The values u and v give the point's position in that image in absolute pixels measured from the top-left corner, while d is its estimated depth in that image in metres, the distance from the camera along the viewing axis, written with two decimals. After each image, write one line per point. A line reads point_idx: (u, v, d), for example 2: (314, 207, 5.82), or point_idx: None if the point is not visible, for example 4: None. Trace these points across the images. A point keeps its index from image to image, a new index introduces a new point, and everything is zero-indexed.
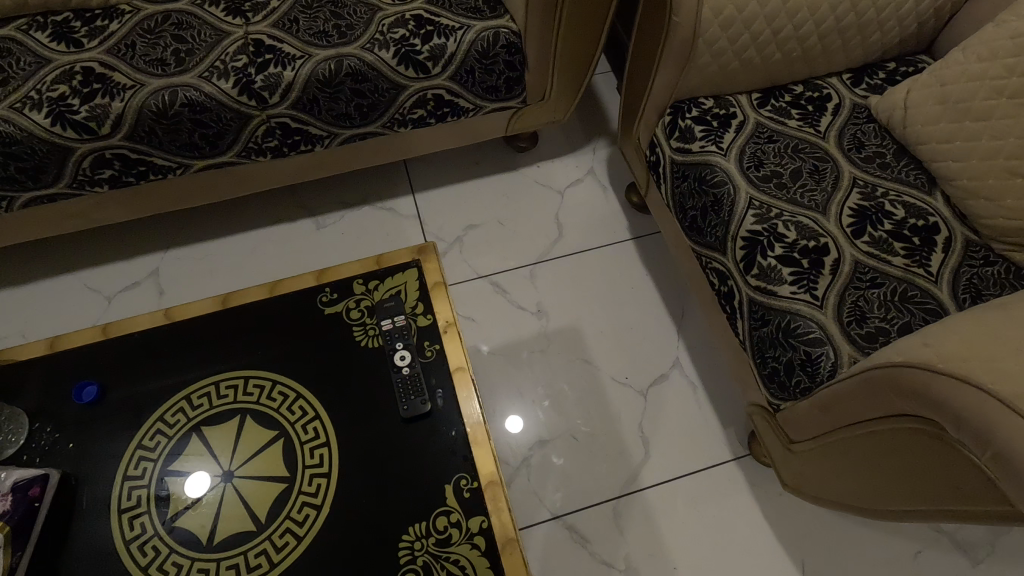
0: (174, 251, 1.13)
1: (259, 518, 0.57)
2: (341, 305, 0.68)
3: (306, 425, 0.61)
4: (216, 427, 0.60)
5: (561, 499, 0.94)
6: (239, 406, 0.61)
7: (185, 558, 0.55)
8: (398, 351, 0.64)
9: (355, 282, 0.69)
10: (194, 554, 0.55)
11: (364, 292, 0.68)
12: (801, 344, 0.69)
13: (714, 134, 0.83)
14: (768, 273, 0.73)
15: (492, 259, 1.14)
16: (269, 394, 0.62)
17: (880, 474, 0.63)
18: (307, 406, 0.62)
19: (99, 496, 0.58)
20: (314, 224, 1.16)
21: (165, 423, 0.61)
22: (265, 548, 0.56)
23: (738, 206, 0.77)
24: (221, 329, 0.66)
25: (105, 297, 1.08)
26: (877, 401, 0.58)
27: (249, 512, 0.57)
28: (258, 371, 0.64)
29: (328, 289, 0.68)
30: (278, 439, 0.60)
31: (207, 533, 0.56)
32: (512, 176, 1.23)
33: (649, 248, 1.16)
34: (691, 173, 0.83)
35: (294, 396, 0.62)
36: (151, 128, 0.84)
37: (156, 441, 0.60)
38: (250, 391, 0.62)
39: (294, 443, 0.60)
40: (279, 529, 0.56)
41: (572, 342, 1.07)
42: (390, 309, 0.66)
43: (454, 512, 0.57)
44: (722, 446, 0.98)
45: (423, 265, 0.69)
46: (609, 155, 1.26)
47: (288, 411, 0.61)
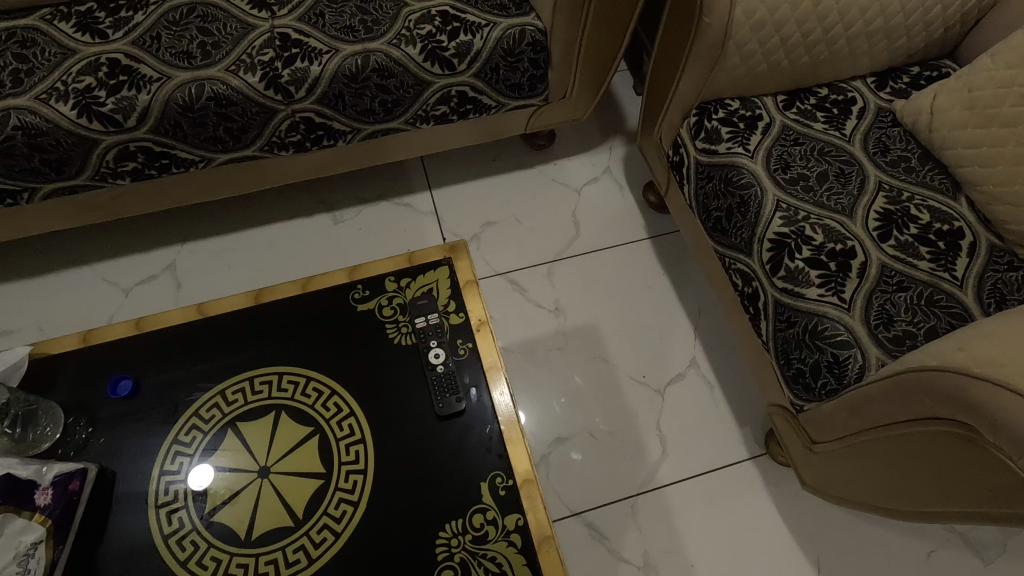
0: (191, 244, 1.12)
1: (297, 514, 0.57)
2: (374, 301, 0.68)
3: (342, 422, 0.61)
4: (252, 423, 0.61)
5: (579, 496, 0.95)
6: (274, 402, 0.62)
7: (224, 553, 0.55)
8: (433, 349, 0.64)
9: (387, 280, 0.69)
10: (233, 549, 0.56)
11: (396, 289, 0.68)
12: (828, 347, 0.70)
13: (741, 135, 0.83)
14: (795, 275, 0.74)
15: (510, 256, 1.14)
16: (304, 391, 0.62)
17: (906, 476, 0.63)
18: (342, 403, 0.62)
19: (136, 489, 0.58)
20: (332, 219, 1.16)
21: (201, 417, 0.61)
22: (304, 544, 0.56)
23: (765, 208, 0.78)
24: (254, 325, 0.66)
25: (122, 290, 1.08)
26: (908, 404, 0.59)
27: (286, 508, 0.57)
28: (292, 367, 0.64)
29: (361, 286, 0.69)
30: (315, 435, 0.60)
31: (244, 529, 0.56)
32: (529, 173, 1.23)
33: (666, 247, 1.16)
34: (717, 174, 0.83)
35: (329, 392, 0.63)
36: (176, 122, 0.84)
37: (191, 436, 0.60)
38: (285, 387, 0.62)
39: (330, 439, 0.60)
40: (316, 525, 0.57)
41: (590, 341, 1.07)
42: (423, 307, 0.67)
43: (490, 510, 0.58)
44: (738, 446, 0.99)
45: (455, 263, 0.69)
46: (626, 154, 1.26)
47: (323, 408, 0.62)
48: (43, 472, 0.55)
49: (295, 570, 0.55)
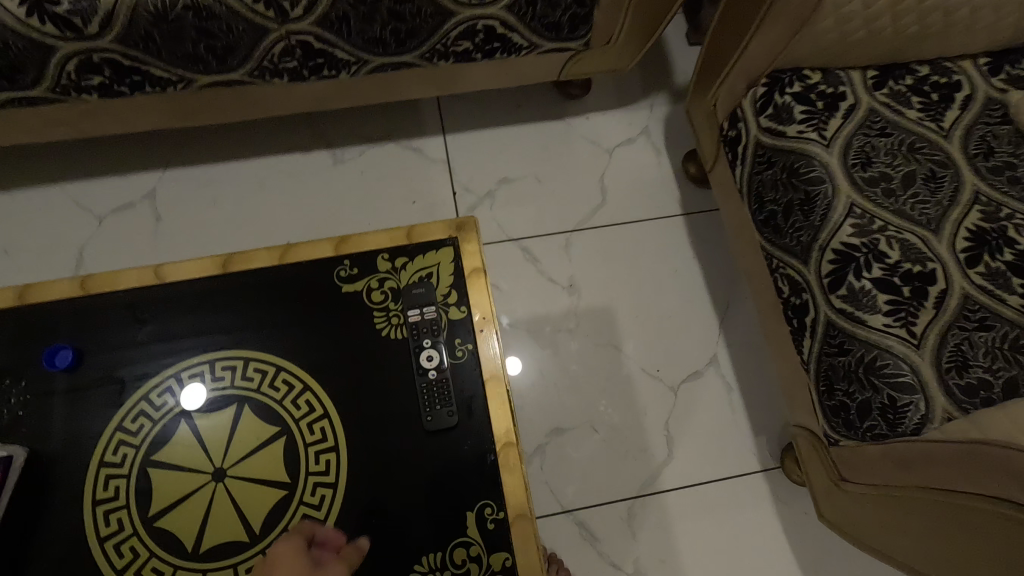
0: (174, 172, 1.01)
1: (251, 531, 0.56)
2: (364, 282, 0.63)
3: (313, 424, 0.58)
4: (210, 417, 0.58)
5: (574, 492, 0.88)
6: (241, 394, 0.59)
7: (168, 564, 0.55)
8: (425, 351, 0.59)
9: (380, 257, 0.63)
10: (179, 561, 0.55)
11: (390, 271, 0.63)
12: (885, 387, 0.60)
13: (817, 117, 0.69)
14: (858, 297, 0.63)
15: (526, 220, 1.02)
16: (275, 383, 0.60)
17: (954, 548, 0.55)
18: (315, 402, 0.59)
19: (74, 480, 0.57)
20: (331, 158, 1.04)
21: (149, 408, 0.59)
22: (256, 565, 0.55)
23: (834, 211, 0.66)
24: (224, 302, 0.62)
25: (96, 218, 0.98)
26: (977, 476, 0.50)
27: (240, 520, 0.56)
28: (261, 354, 0.61)
29: (349, 263, 0.63)
30: (281, 437, 0.58)
31: (193, 541, 0.56)
32: (557, 125, 1.08)
33: (700, 226, 1.04)
34: (781, 161, 0.69)
35: (301, 388, 0.60)
36: (147, 33, 0.70)
37: (139, 423, 0.59)
38: (252, 377, 0.60)
39: (297, 444, 0.58)
40: (272, 545, 0.55)
41: (603, 324, 0.97)
42: (418, 299, 0.61)
43: (474, 546, 0.56)
44: (750, 457, 0.91)
45: (461, 245, 0.62)
46: (669, 114, 1.10)
47: (293, 406, 0.59)
48: None
49: None
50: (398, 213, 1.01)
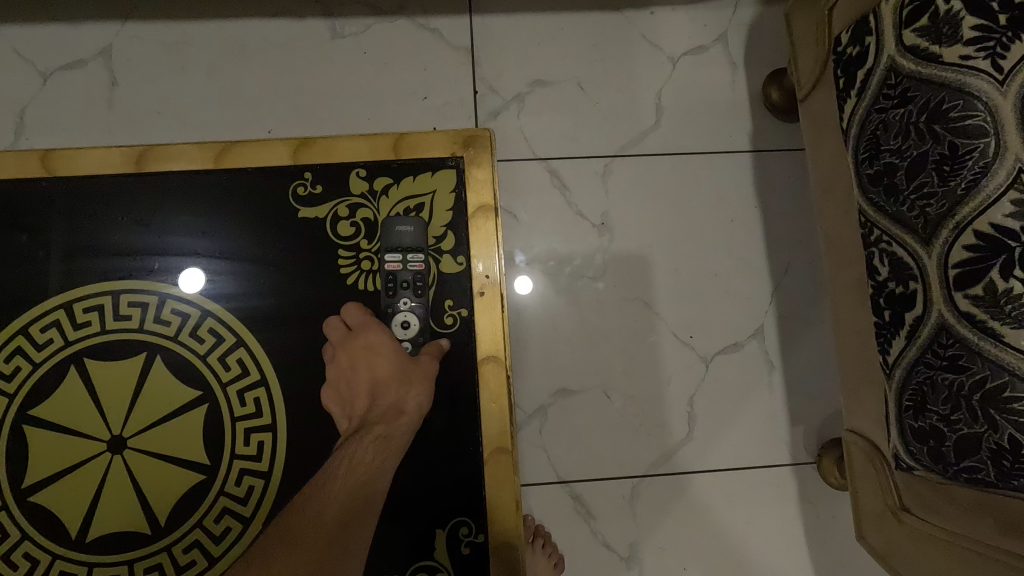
0: (135, 26, 0.82)
1: (157, 519, 0.68)
2: (335, 204, 0.74)
3: (245, 396, 0.70)
4: (122, 355, 0.70)
5: (575, 463, 0.77)
6: (163, 343, 0.71)
7: (46, 499, 0.68)
8: (402, 299, 0.72)
9: (354, 179, 0.74)
10: (66, 507, 0.68)
11: (369, 200, 0.74)
12: (1008, 426, 0.46)
13: (998, 39, 0.48)
14: (1000, 304, 0.46)
15: (560, 136, 0.84)
16: (202, 339, 0.71)
17: None
18: (242, 366, 0.71)
19: None
20: (328, 30, 0.83)
21: (37, 348, 0.70)
22: (162, 559, 0.68)
23: (990, 179, 0.47)
24: (148, 236, 0.73)
25: (40, 74, 0.81)
26: None
27: (138, 489, 0.69)
28: (192, 305, 0.72)
29: (312, 184, 0.74)
30: (205, 403, 0.70)
31: (93, 494, 0.69)
32: (613, 19, 0.86)
33: (772, 170, 0.84)
34: (922, 98, 0.50)
35: (231, 348, 0.71)
36: None
37: (41, 343, 0.70)
38: (169, 324, 0.71)
39: (227, 411, 0.70)
40: (174, 544, 0.68)
41: (636, 274, 0.81)
42: (403, 247, 0.73)
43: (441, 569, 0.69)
44: (781, 447, 0.79)
45: (468, 178, 0.73)
46: (756, 19, 0.87)
47: (224, 368, 0.71)
48: None
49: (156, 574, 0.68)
50: (404, 110, 0.83)
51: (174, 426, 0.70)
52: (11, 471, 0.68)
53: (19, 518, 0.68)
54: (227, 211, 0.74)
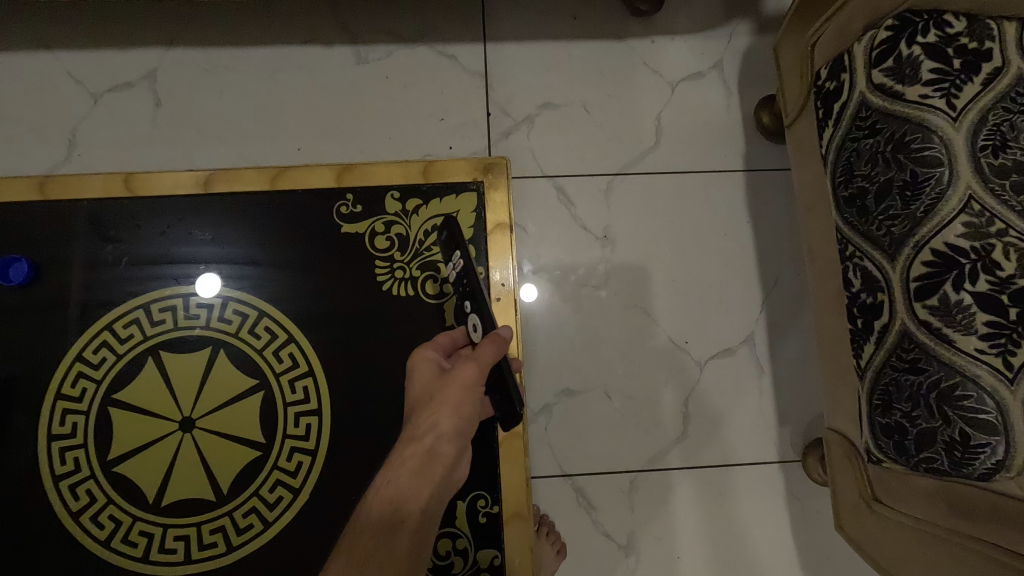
0: (177, 52, 0.89)
1: (219, 493, 0.75)
2: (369, 220, 0.81)
3: (298, 384, 0.77)
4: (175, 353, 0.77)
5: (577, 458, 0.84)
6: (228, 338, 0.77)
7: (126, 475, 0.74)
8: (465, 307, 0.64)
9: (388, 198, 0.81)
10: (144, 483, 0.74)
11: (399, 216, 0.81)
12: (960, 421, 0.52)
13: (951, 80, 0.55)
14: (953, 312, 0.52)
15: (566, 155, 0.90)
16: (263, 334, 0.78)
17: None
18: (295, 359, 0.77)
19: (25, 391, 0.76)
20: (354, 56, 0.91)
21: (120, 340, 0.77)
22: (222, 528, 0.74)
23: (945, 203, 0.54)
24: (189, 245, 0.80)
25: (90, 95, 0.88)
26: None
27: (204, 467, 0.75)
28: (254, 304, 0.78)
29: (350, 201, 0.81)
30: (263, 390, 0.76)
31: (165, 471, 0.75)
32: (615, 47, 0.93)
33: (763, 189, 0.91)
34: (888, 130, 0.56)
35: (287, 343, 0.77)
36: None
37: (122, 339, 0.77)
38: (233, 321, 0.78)
39: (280, 397, 0.76)
40: (235, 510, 0.74)
41: (637, 284, 0.88)
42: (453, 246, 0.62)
43: (459, 539, 0.77)
44: (769, 446, 0.85)
45: (490, 198, 0.80)
46: (749, 48, 0.94)
47: (280, 360, 0.77)
48: None
49: (212, 545, 0.73)
50: (423, 130, 0.90)
51: (237, 410, 0.76)
52: (92, 449, 0.75)
53: (104, 487, 0.74)
54: (282, 223, 0.81)
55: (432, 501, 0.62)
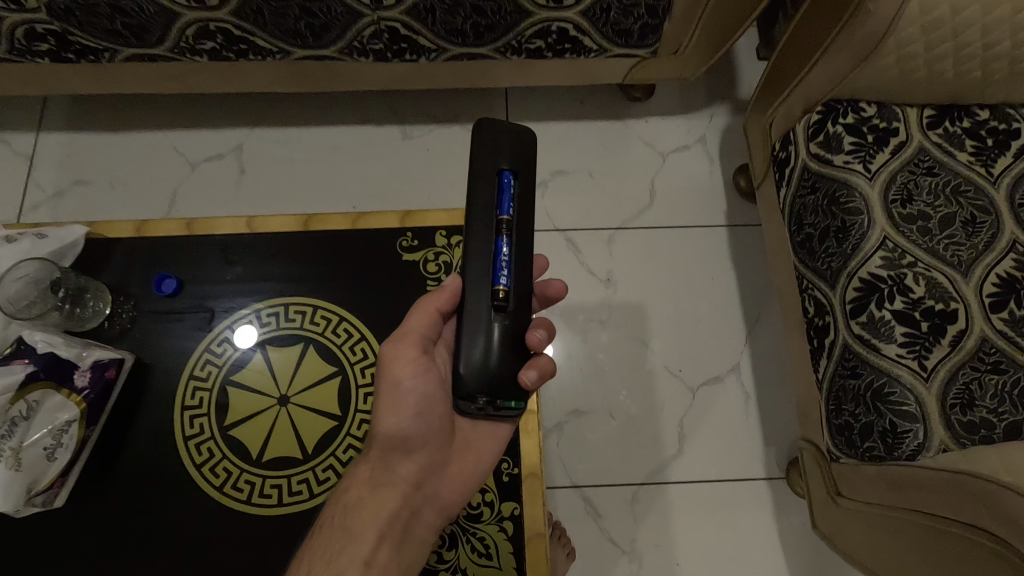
0: (260, 131, 1.11)
1: (307, 449, 0.61)
2: (421, 254, 0.68)
3: (365, 369, 0.63)
4: None
5: (585, 471, 0.95)
6: (304, 332, 0.64)
7: (233, 468, 0.60)
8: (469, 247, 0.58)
9: (439, 233, 0.69)
10: (243, 466, 0.60)
11: (446, 246, 0.68)
12: (888, 413, 0.64)
13: (865, 151, 0.71)
14: (877, 325, 0.66)
15: (575, 212, 1.08)
16: (335, 329, 0.65)
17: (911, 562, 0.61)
18: (368, 350, 0.64)
19: None
20: (401, 133, 1.11)
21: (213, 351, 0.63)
22: (308, 478, 0.60)
23: (867, 242, 0.68)
24: None
25: (189, 163, 1.09)
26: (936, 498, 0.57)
27: (298, 442, 0.61)
28: (324, 303, 0.66)
29: (409, 234, 0.68)
30: (336, 376, 0.63)
31: (257, 449, 0.60)
32: (615, 126, 1.13)
33: (743, 240, 1.07)
34: (823, 188, 0.72)
35: (359, 336, 0.64)
36: (258, 8, 0.80)
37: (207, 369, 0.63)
38: (294, 317, 0.65)
39: (351, 384, 0.63)
40: (323, 464, 0.60)
41: (636, 320, 1.02)
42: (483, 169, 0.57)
43: (489, 492, 0.64)
44: (757, 464, 0.96)
45: None
46: (728, 126, 1.13)
47: (349, 350, 0.64)
48: (83, 355, 0.56)
49: (297, 498, 0.59)
50: (456, 192, 1.09)
51: (316, 399, 0.62)
52: (235, 452, 0.60)
53: (216, 441, 0.60)
54: None
55: (375, 547, 0.54)
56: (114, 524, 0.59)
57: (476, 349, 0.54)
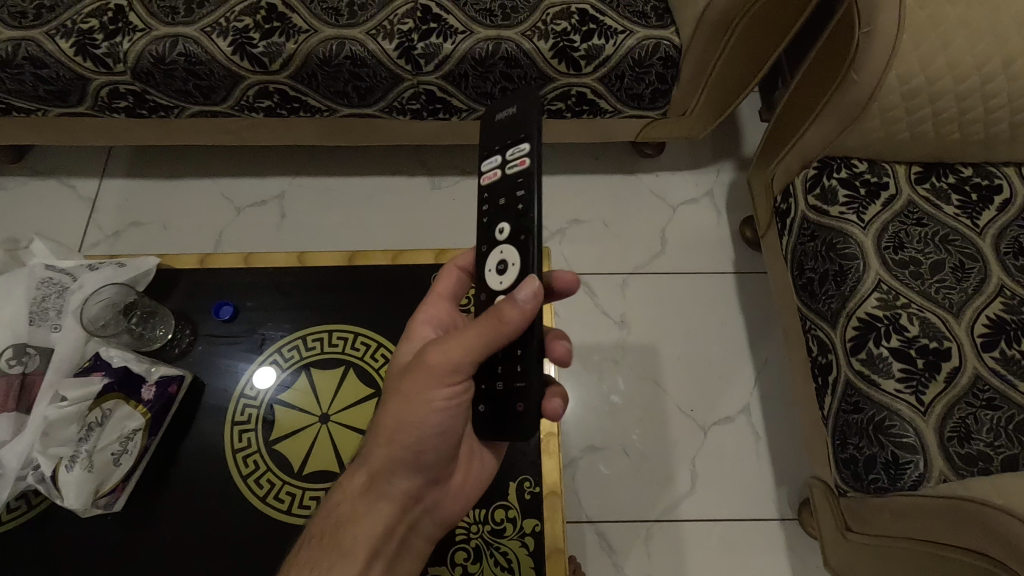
0: (301, 180, 1.21)
1: (343, 464, 0.66)
2: None
3: None
4: None
5: (599, 506, 0.98)
6: (346, 356, 0.71)
7: (276, 479, 0.65)
8: (499, 225, 0.56)
9: None
10: (285, 477, 0.66)
11: None
12: (890, 445, 0.67)
13: (858, 203, 0.78)
14: (876, 362, 0.71)
15: (590, 258, 1.15)
16: (374, 354, 0.71)
17: None
18: None
19: None
20: (430, 184, 1.21)
21: (263, 372, 0.70)
22: None
23: (863, 284, 0.74)
24: None
25: (235, 208, 1.19)
26: (940, 527, 0.60)
27: (336, 457, 0.66)
28: (364, 330, 0.72)
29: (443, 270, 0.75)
30: (374, 397, 0.69)
31: (298, 462, 0.66)
32: (628, 179, 1.21)
33: (750, 287, 1.12)
34: (821, 235, 0.78)
35: None
36: (313, 72, 0.91)
37: (256, 389, 0.70)
38: (336, 342, 0.72)
39: None
40: None
41: (648, 360, 1.07)
42: (504, 136, 0.59)
43: (512, 509, 0.68)
44: (769, 505, 0.97)
45: None
46: (733, 180, 1.21)
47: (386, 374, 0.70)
48: (151, 370, 0.64)
49: None
50: None
51: (355, 419, 0.68)
52: (278, 466, 0.66)
53: (262, 454, 0.66)
54: None
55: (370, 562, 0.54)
56: (169, 533, 0.64)
57: (539, 360, 0.54)
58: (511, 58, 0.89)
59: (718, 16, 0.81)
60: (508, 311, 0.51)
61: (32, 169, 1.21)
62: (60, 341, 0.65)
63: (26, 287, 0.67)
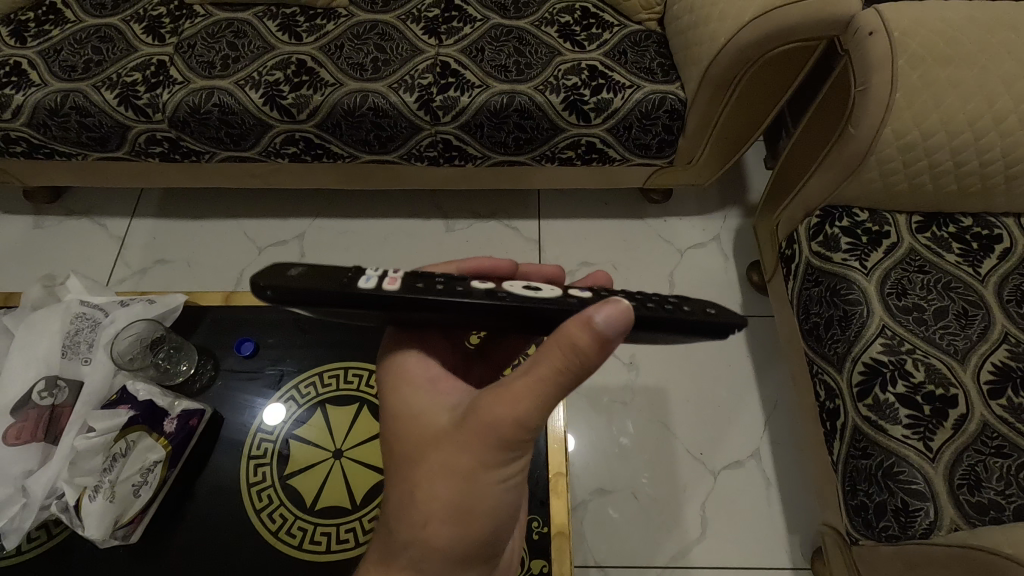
0: (320, 221, 1.26)
1: (355, 499, 0.67)
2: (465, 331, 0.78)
3: None
4: None
5: (608, 551, 0.96)
6: (361, 393, 0.73)
7: (289, 513, 0.67)
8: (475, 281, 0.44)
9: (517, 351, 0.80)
10: (297, 512, 0.67)
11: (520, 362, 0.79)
12: (899, 491, 0.67)
13: (860, 250, 0.80)
14: (883, 407, 0.71)
15: None
16: None
17: None
18: None
19: None
20: (444, 226, 1.25)
21: (280, 407, 0.72)
22: (355, 527, 0.66)
23: (868, 329, 0.75)
24: None
25: (257, 248, 1.24)
26: None
27: (348, 492, 0.68)
28: None
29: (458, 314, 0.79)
30: None
31: (311, 497, 0.67)
32: (637, 223, 1.25)
33: (758, 330, 1.14)
34: (825, 281, 0.80)
35: None
36: (338, 122, 0.96)
37: (274, 424, 0.72)
38: (351, 379, 0.74)
39: None
40: (368, 513, 0.67)
41: (657, 402, 1.08)
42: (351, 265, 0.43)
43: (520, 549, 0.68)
44: (781, 553, 0.96)
45: None
46: (740, 226, 1.24)
47: None
48: (174, 404, 0.67)
49: (343, 547, 0.65)
50: None
51: (367, 453, 0.70)
52: (291, 500, 0.67)
53: (276, 489, 0.68)
54: None
55: None
56: (181, 566, 0.65)
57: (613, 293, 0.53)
58: (524, 108, 0.94)
59: (720, 73, 0.86)
60: (600, 348, 0.39)
61: (67, 209, 1.27)
62: (90, 374, 0.68)
63: (62, 322, 0.71)
